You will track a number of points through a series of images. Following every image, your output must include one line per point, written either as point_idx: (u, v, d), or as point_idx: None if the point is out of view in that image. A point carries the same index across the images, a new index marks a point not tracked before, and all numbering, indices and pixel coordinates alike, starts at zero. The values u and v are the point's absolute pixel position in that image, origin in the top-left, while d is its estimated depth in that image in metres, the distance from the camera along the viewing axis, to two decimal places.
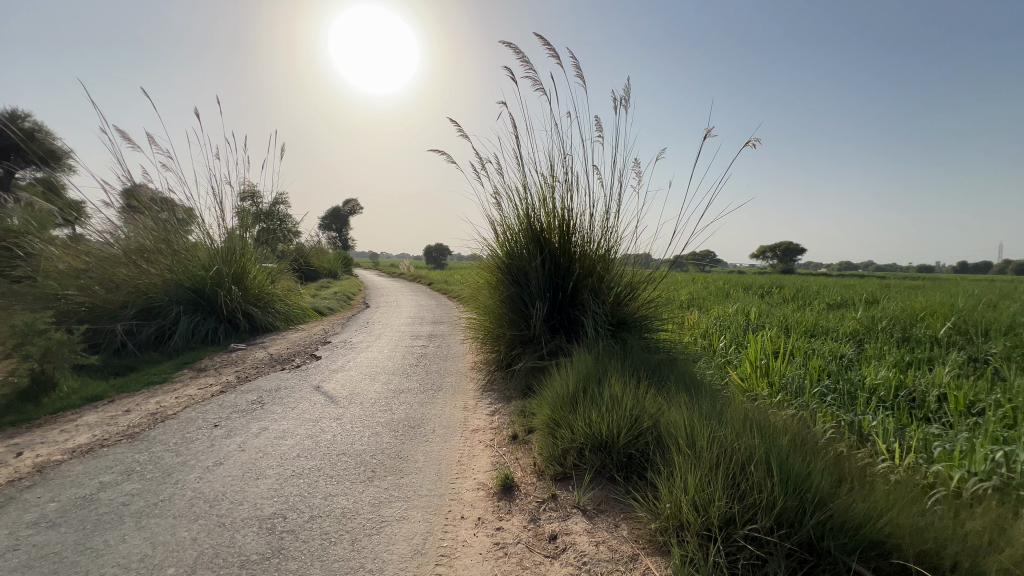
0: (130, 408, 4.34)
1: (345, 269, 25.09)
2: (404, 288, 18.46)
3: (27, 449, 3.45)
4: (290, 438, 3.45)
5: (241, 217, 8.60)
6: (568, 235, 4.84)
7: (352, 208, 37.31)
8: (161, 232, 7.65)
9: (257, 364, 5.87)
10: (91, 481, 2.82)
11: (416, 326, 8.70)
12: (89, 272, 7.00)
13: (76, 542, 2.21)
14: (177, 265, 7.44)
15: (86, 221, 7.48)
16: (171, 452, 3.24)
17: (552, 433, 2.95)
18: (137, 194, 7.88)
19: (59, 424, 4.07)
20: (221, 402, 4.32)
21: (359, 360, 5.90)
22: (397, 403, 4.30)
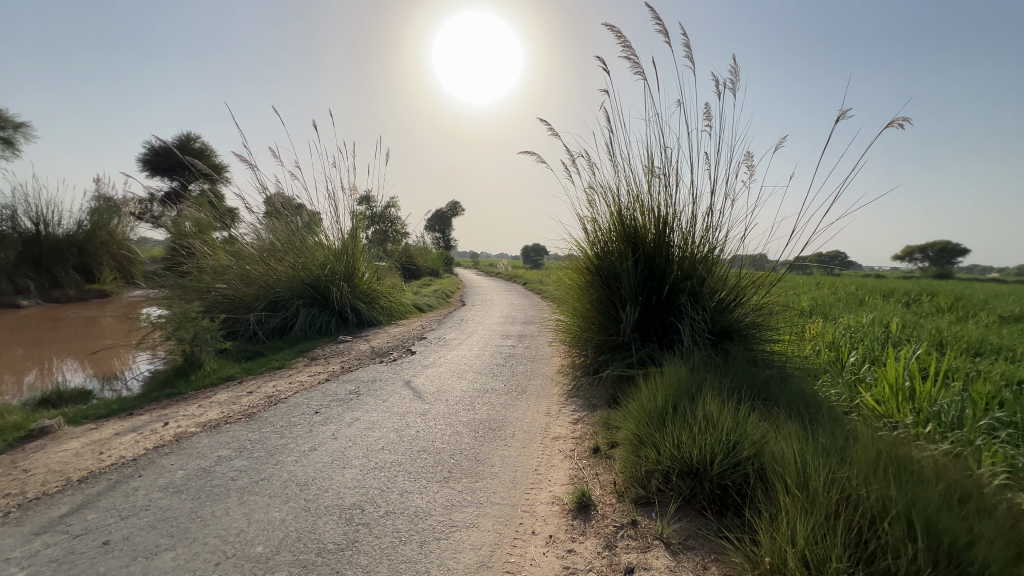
0: (252, 390, 4.89)
1: (447, 268, 26.45)
2: (501, 288, 18.43)
3: (172, 419, 4.03)
4: (378, 430, 3.60)
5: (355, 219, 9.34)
6: (665, 234, 4.49)
7: (454, 210, 39.22)
8: (291, 232, 8.57)
9: (359, 356, 6.31)
10: (211, 454, 3.19)
11: (508, 325, 8.76)
12: (233, 269, 8.09)
13: (190, 510, 2.48)
14: (299, 263, 8.25)
15: (238, 224, 8.65)
16: (277, 433, 3.55)
17: (636, 451, 2.69)
18: (271, 202, 8.93)
19: (198, 399, 4.73)
20: (323, 391, 4.68)
21: (450, 357, 6.06)
22: (481, 403, 4.30)
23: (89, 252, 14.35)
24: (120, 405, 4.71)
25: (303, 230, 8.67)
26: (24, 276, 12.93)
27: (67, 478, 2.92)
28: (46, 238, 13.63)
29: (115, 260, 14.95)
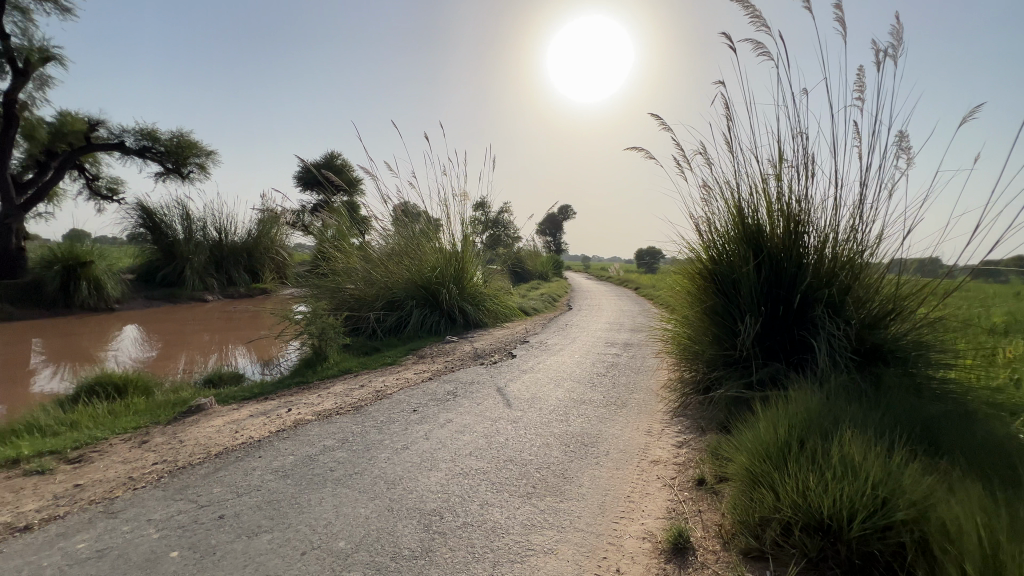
0: (363, 384, 5.26)
1: (557, 273, 26.43)
2: (611, 292, 18.09)
3: (295, 406, 4.48)
4: (468, 434, 3.58)
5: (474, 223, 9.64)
6: (797, 234, 3.84)
7: (566, 214, 39.19)
8: (414, 236, 9.08)
9: (462, 357, 6.46)
10: (318, 443, 3.44)
11: (614, 332, 8.34)
12: (360, 271, 8.85)
13: (291, 496, 2.67)
14: (413, 266, 8.76)
15: (370, 230, 9.46)
16: (376, 429, 3.73)
17: (748, 492, 2.26)
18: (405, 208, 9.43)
19: (319, 389, 5.22)
20: (424, 389, 4.84)
21: (549, 363, 5.91)
22: (575, 414, 4.08)
23: (256, 256, 17.06)
24: (260, 389, 5.38)
25: (423, 235, 9.11)
26: (210, 275, 15.80)
27: (207, 451, 3.36)
28: (226, 244, 16.49)
29: (274, 262, 17.54)
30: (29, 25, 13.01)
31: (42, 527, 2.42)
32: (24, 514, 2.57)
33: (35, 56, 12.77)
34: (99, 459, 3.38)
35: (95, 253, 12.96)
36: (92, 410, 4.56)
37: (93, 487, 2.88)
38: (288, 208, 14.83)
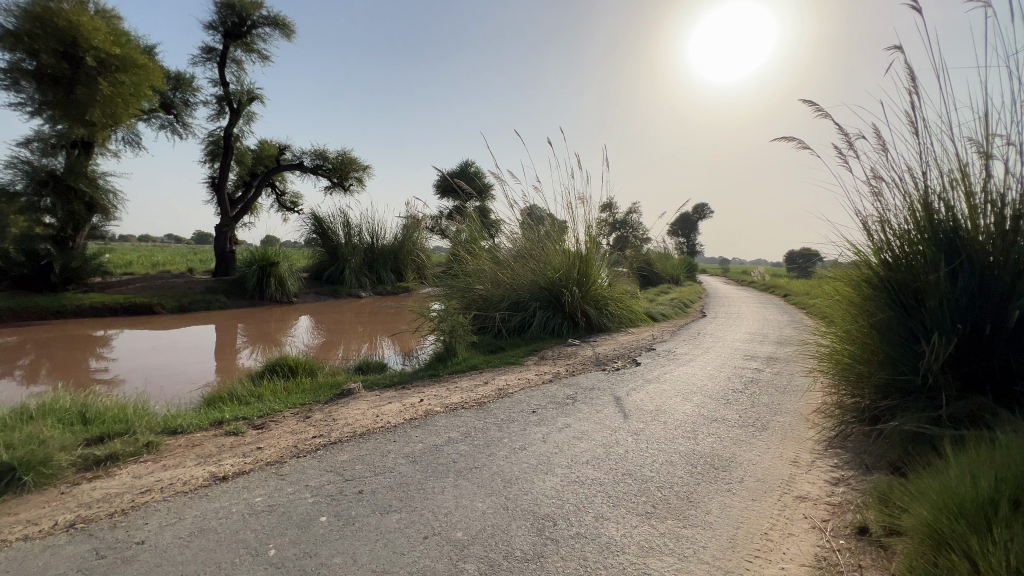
0: (487, 381, 5.48)
1: (690, 276, 24.77)
2: (752, 298, 16.36)
3: (427, 397, 4.85)
4: (586, 442, 3.50)
5: (600, 225, 9.44)
6: (1015, 234, 3.03)
7: (702, 212, 36.52)
8: (539, 239, 9.18)
9: (584, 361, 6.36)
10: (444, 435, 3.67)
11: (754, 344, 7.50)
12: (489, 273, 9.21)
13: (418, 481, 2.89)
14: (537, 268, 8.90)
15: (499, 233, 9.80)
16: (496, 426, 3.85)
17: (931, 555, 1.82)
18: (533, 211, 9.57)
19: (447, 383, 5.59)
20: (544, 392, 4.87)
21: (678, 374, 5.50)
22: (705, 432, 3.74)
23: (401, 258, 19.02)
24: (399, 379, 5.95)
25: (547, 237, 9.20)
26: (364, 274, 18.04)
27: (353, 430, 3.82)
28: (377, 247, 18.68)
29: (415, 263, 19.39)
30: (241, 73, 16.28)
31: (233, 479, 2.98)
32: (222, 467, 3.19)
33: (245, 97, 15.97)
34: (275, 427, 4.06)
35: (281, 255, 15.69)
36: (273, 386, 5.50)
37: (269, 451, 3.47)
38: (427, 214, 16.23)
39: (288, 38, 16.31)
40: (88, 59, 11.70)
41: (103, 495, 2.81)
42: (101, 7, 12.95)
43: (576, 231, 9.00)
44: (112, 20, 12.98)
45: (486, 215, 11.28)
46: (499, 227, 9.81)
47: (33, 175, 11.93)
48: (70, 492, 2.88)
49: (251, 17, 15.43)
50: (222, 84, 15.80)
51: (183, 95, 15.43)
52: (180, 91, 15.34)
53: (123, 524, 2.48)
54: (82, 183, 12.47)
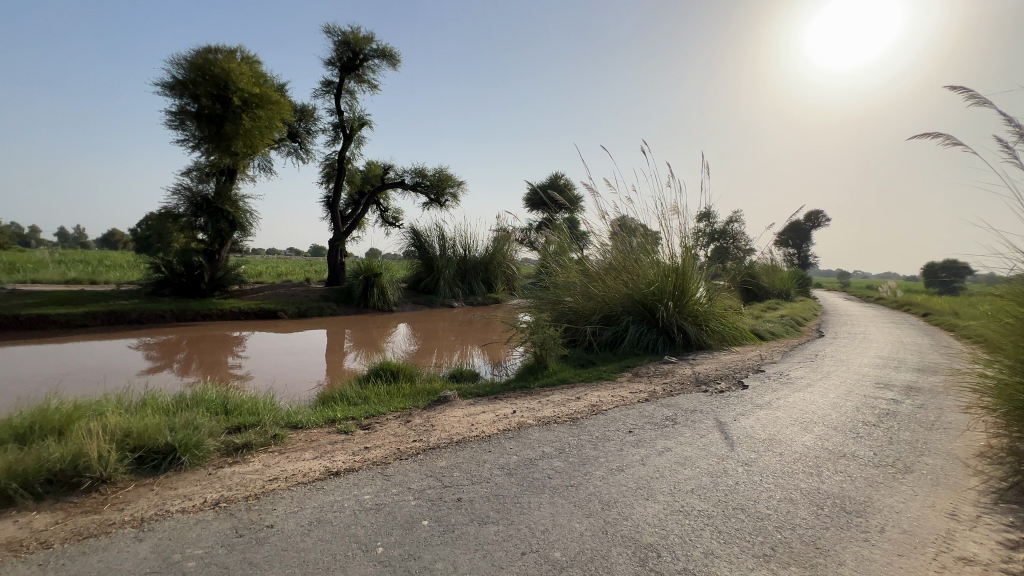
0: (580, 396, 5.36)
1: (802, 290, 22.46)
2: (881, 317, 14.38)
3: (519, 409, 4.87)
4: (689, 469, 3.27)
5: (698, 235, 8.90)
6: None
7: (816, 221, 33.10)
8: (632, 251, 8.83)
9: (683, 381, 5.97)
10: (538, 448, 3.65)
11: (888, 371, 6.55)
12: (580, 285, 9.04)
13: (514, 494, 2.89)
14: (631, 281, 8.59)
15: (589, 245, 9.52)
16: (591, 444, 3.74)
17: None
18: (625, 222, 9.28)
19: (539, 396, 5.57)
20: (640, 411, 4.64)
21: (793, 400, 4.95)
22: (831, 469, 3.31)
23: (492, 270, 19.61)
24: (491, 389, 6.05)
25: (639, 249, 8.83)
26: (457, 285, 18.81)
27: (451, 437, 3.93)
28: (469, 259, 19.41)
29: (505, 275, 19.81)
30: (354, 101, 17.97)
31: (345, 475, 3.21)
32: (335, 462, 3.46)
33: (356, 123, 17.58)
34: (380, 429, 4.32)
35: (383, 267, 16.92)
36: (377, 389, 5.88)
37: (375, 451, 3.69)
38: (517, 226, 16.56)
39: (394, 67, 17.73)
40: (235, 98, 13.68)
41: (241, 479, 3.18)
42: (246, 54, 15.09)
43: (671, 243, 8.56)
44: (253, 64, 15.07)
45: (576, 227, 11.02)
46: (588, 238, 9.44)
47: (192, 199, 14.15)
48: (216, 474, 3.30)
49: (363, 51, 17.04)
50: (338, 113, 17.56)
51: (306, 125, 17.39)
52: (304, 121, 17.31)
53: (256, 508, 2.77)
54: (227, 205, 14.54)
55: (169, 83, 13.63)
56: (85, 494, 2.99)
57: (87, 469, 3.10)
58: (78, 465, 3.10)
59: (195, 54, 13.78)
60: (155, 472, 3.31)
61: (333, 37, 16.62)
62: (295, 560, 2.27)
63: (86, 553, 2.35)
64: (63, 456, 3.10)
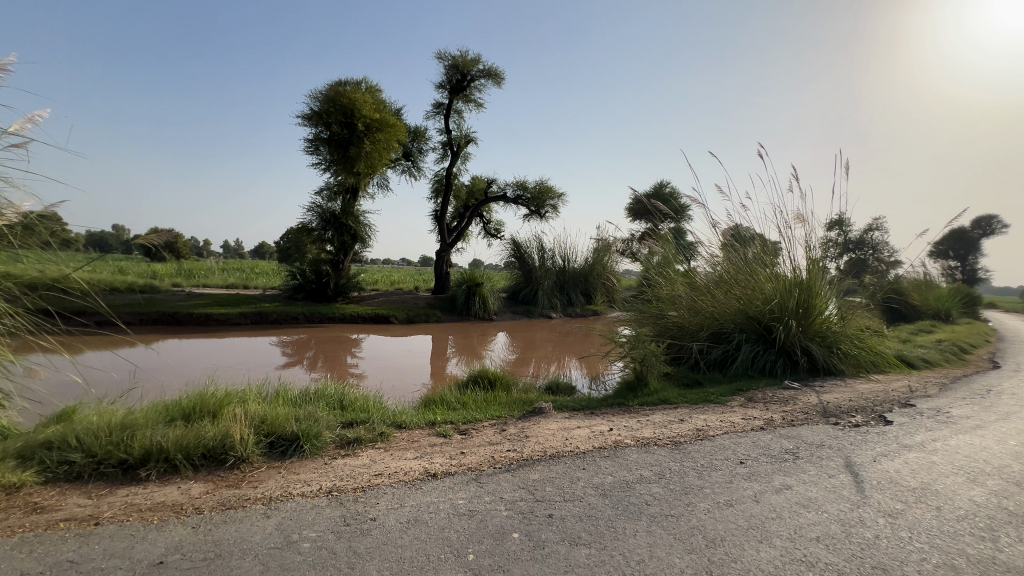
0: (684, 418, 4.98)
1: (968, 311, 18.76)
2: None
3: (616, 427, 4.67)
4: (814, 513, 2.85)
5: (827, 246, 7.88)
6: None
7: (987, 228, 27.59)
8: (746, 263, 8.07)
9: (807, 410, 5.28)
10: (636, 471, 3.45)
11: None
12: (686, 299, 8.32)
13: (607, 517, 2.75)
14: (744, 295, 7.85)
15: (697, 256, 8.83)
16: (695, 472, 3.45)
17: None
18: (738, 231, 8.53)
19: (638, 415, 5.29)
20: (754, 440, 4.18)
21: (956, 444, 4.10)
22: (1012, 535, 2.66)
23: (592, 282, 19.35)
24: (587, 403, 5.90)
25: (754, 260, 8.05)
26: (556, 296, 18.82)
27: (545, 450, 3.88)
28: (568, 271, 19.35)
29: (605, 287, 19.36)
30: (462, 120, 19.03)
31: (442, 478, 3.33)
32: (433, 464, 3.60)
33: (463, 140, 18.58)
34: (475, 435, 4.42)
35: (485, 277, 17.55)
36: (475, 396, 6.06)
37: (471, 457, 3.78)
38: (619, 237, 16.16)
39: (498, 85, 18.48)
40: (360, 124, 15.28)
41: (351, 472, 3.45)
42: (369, 84, 16.79)
43: (793, 255, 7.68)
44: (375, 93, 16.70)
45: (683, 237, 10.28)
46: (697, 249, 8.79)
47: (323, 215, 16.01)
48: (331, 464, 3.63)
49: (471, 73, 18.03)
50: (447, 132, 18.73)
51: (419, 145, 18.78)
52: (417, 141, 18.71)
53: (362, 500, 2.98)
54: (351, 220, 16.21)
55: (308, 114, 15.63)
56: (229, 470, 3.47)
57: (231, 448, 3.59)
58: (225, 444, 3.61)
59: (329, 88, 15.66)
60: (282, 456, 3.74)
61: (444, 62, 17.83)
62: (393, 555, 2.38)
63: (228, 522, 2.71)
64: (215, 435, 3.63)
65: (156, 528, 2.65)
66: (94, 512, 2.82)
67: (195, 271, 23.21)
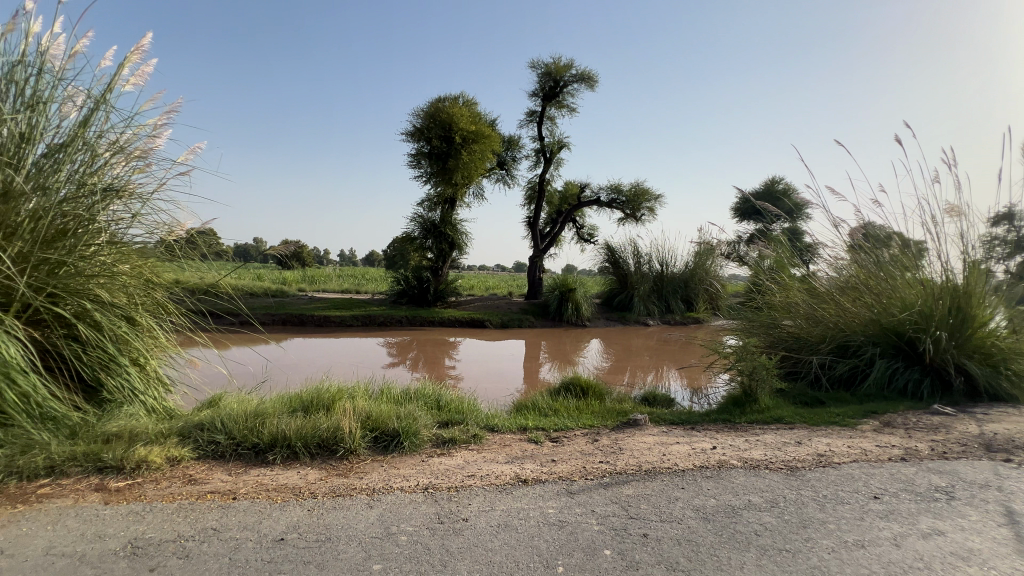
0: (802, 441, 4.44)
1: None
2: None
3: (720, 445, 4.30)
4: (976, 568, 2.36)
5: (991, 245, 6.57)
6: None
7: None
8: (881, 265, 7.00)
9: (964, 441, 4.42)
10: (743, 496, 3.13)
11: None
12: (803, 307, 7.49)
13: (710, 544, 2.53)
14: (878, 303, 6.82)
15: (818, 258, 7.87)
16: (817, 503, 3.04)
17: None
18: (870, 230, 7.45)
19: (746, 434, 4.82)
20: (892, 473, 3.59)
21: None
22: None
23: (693, 287, 18.29)
24: (688, 417, 5.52)
25: (891, 262, 6.97)
26: (653, 303, 18.01)
27: (639, 465, 3.69)
28: (666, 276, 18.44)
29: (708, 292, 18.13)
30: (555, 126, 19.10)
31: (532, 485, 3.31)
32: (524, 470, 3.61)
33: (556, 146, 18.64)
34: (567, 444, 4.35)
35: (578, 283, 17.36)
36: (567, 403, 5.98)
37: (561, 466, 3.72)
38: (723, 239, 15.03)
39: (592, 88, 18.25)
40: (458, 137, 16.04)
41: (446, 471, 3.58)
42: (466, 98, 17.56)
43: (943, 256, 6.51)
44: (472, 106, 17.42)
45: (800, 238, 9.24)
46: (817, 250, 7.86)
47: (424, 225, 17.04)
48: (428, 462, 3.80)
49: (564, 78, 18.06)
50: (540, 139, 18.92)
51: (512, 153, 19.20)
52: (511, 150, 19.15)
53: (454, 499, 3.07)
54: (449, 229, 17.04)
55: (411, 131, 16.77)
56: (340, 460, 3.79)
57: (341, 440, 3.92)
58: (336, 436, 3.95)
59: (430, 105, 16.67)
60: (384, 451, 4.00)
61: (537, 70, 18.06)
62: (483, 558, 2.41)
63: (338, 508, 2.95)
64: (328, 427, 4.00)
65: (280, 507, 2.98)
66: (233, 488, 3.25)
67: (316, 277, 25.94)
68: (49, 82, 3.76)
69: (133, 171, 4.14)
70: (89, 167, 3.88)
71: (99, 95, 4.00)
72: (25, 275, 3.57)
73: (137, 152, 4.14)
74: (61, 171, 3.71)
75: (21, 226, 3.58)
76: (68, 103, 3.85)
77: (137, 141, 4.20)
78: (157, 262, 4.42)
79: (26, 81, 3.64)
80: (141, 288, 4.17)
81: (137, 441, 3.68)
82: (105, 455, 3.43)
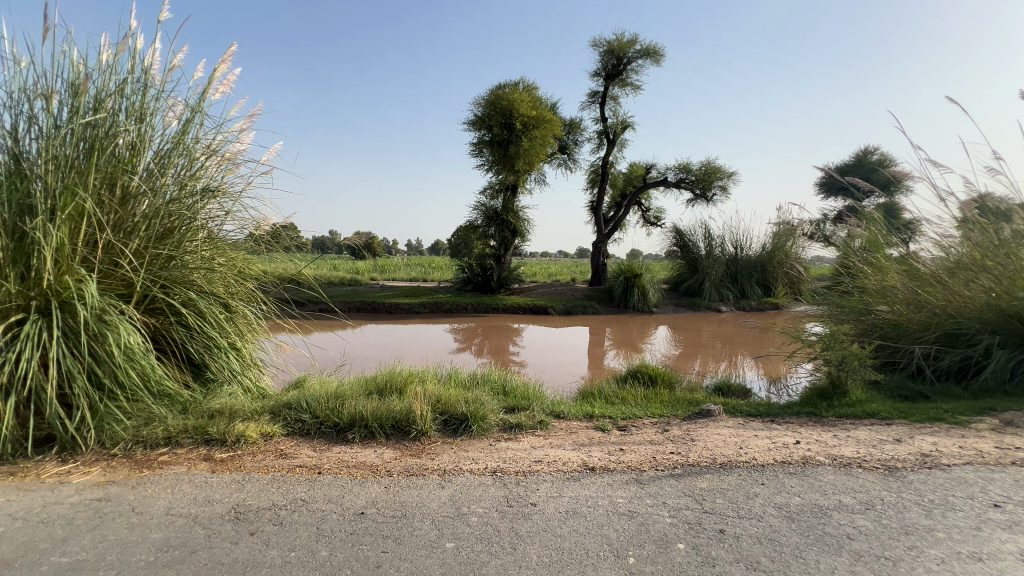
0: (902, 439, 4.01)
1: None
2: None
3: (804, 440, 4.00)
4: None
5: None
6: None
7: None
8: (1001, 244, 6.12)
9: None
10: (832, 496, 2.90)
11: None
12: (902, 291, 6.74)
13: (796, 545, 2.37)
14: (999, 287, 5.96)
15: (920, 236, 7.04)
16: (922, 509, 2.73)
17: None
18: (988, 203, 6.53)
19: (833, 428, 4.45)
20: (1017, 479, 3.15)
21: None
22: None
23: (770, 270, 17.15)
24: (767, 409, 5.18)
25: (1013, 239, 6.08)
26: (726, 287, 17.07)
27: (714, 458, 3.52)
28: (741, 259, 17.36)
29: (788, 275, 16.89)
30: (618, 106, 18.44)
31: (600, 473, 3.28)
32: (591, 458, 3.58)
33: (619, 127, 18.02)
34: (635, 433, 4.25)
35: (644, 268, 16.80)
36: (634, 391, 5.83)
37: (630, 455, 3.64)
38: (805, 218, 13.85)
39: (658, 62, 17.37)
40: (519, 123, 15.97)
41: (513, 455, 3.63)
42: (526, 84, 17.39)
43: None
44: (532, 91, 17.22)
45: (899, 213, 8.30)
46: (920, 228, 7.03)
47: (486, 213, 17.22)
48: (495, 445, 3.88)
49: (627, 55, 17.35)
50: (603, 120, 18.37)
51: (574, 137, 18.82)
52: (572, 133, 18.78)
53: (522, 484, 3.11)
54: (511, 216, 17.10)
55: (473, 120, 16.93)
56: (412, 440, 3.97)
57: (414, 422, 4.10)
58: (409, 418, 4.14)
59: (491, 93, 16.69)
60: (454, 434, 4.12)
61: (599, 49, 17.48)
62: (553, 544, 2.42)
63: (412, 487, 3.09)
64: (401, 409, 4.19)
65: (360, 483, 3.17)
66: (317, 463, 3.50)
67: (387, 266, 27.14)
68: (154, 95, 4.17)
69: (224, 172, 4.50)
70: (189, 170, 4.26)
71: (195, 104, 4.38)
72: (141, 269, 4.04)
73: (227, 154, 4.50)
74: (166, 175, 4.12)
75: (138, 225, 4.04)
76: (170, 113, 4.25)
77: (226, 144, 4.56)
78: (249, 254, 4.83)
79: (135, 95, 4.05)
80: (234, 279, 4.59)
81: (236, 417, 4.07)
82: (211, 429, 3.83)
